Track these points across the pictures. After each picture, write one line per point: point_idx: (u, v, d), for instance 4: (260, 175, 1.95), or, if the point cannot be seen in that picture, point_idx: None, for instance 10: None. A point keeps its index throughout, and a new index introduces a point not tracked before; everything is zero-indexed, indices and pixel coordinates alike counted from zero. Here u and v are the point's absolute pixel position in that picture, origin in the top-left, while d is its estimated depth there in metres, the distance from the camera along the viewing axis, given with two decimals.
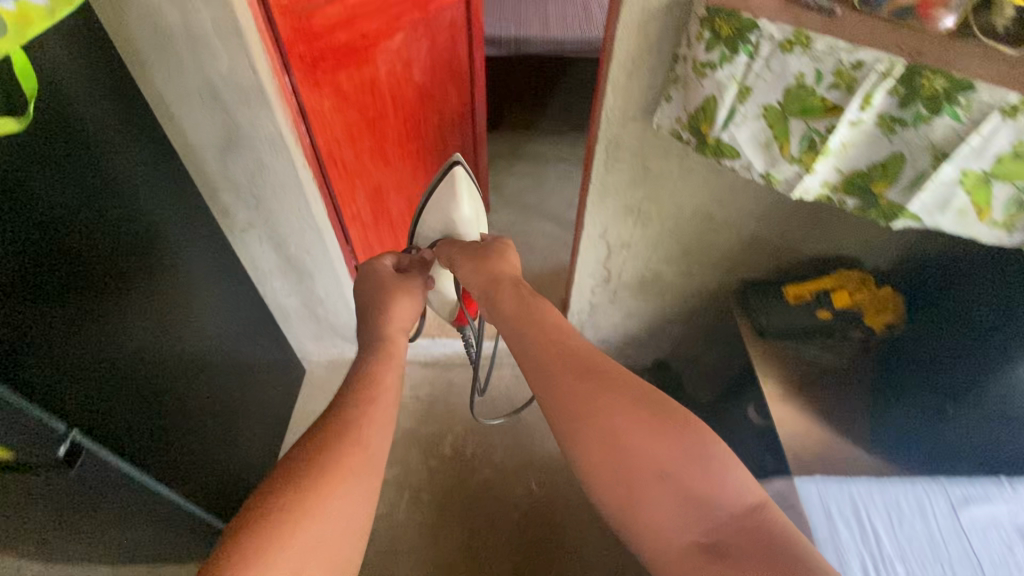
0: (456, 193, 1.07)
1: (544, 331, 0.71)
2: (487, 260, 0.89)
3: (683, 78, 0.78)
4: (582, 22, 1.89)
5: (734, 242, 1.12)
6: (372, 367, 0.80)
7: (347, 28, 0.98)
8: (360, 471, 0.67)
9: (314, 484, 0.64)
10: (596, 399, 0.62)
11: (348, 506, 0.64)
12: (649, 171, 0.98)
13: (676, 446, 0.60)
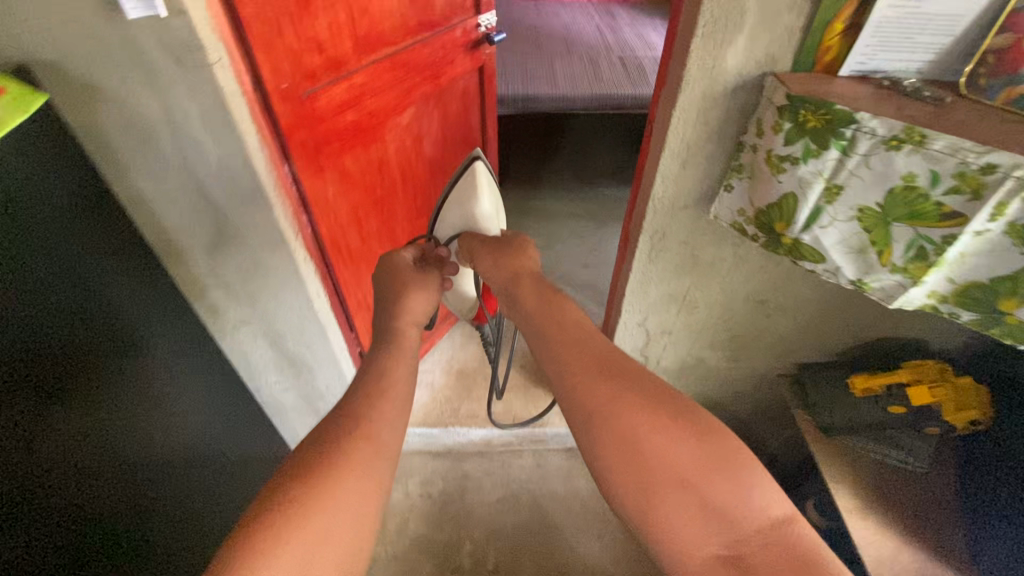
0: (479, 185, 0.96)
1: (571, 335, 0.65)
2: (509, 254, 0.83)
3: (750, 171, 0.68)
4: (589, 78, 1.82)
5: (787, 326, 1.00)
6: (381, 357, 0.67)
7: (353, 108, 0.87)
8: (375, 462, 0.54)
9: (317, 476, 0.50)
10: (617, 403, 0.57)
11: (357, 497, 0.51)
12: (698, 260, 0.86)
13: (706, 455, 0.53)
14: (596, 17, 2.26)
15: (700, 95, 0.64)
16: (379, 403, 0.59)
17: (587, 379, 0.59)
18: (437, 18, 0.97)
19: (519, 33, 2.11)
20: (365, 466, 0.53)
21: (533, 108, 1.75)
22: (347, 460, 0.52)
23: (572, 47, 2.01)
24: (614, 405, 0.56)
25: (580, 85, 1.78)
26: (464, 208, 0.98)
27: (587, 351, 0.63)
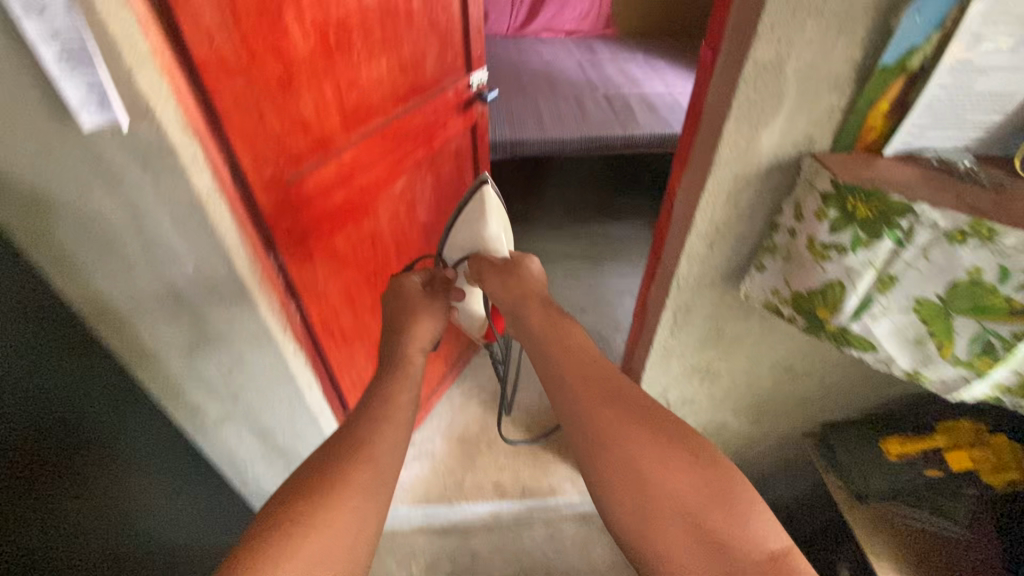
0: (488, 208, 0.92)
1: (576, 357, 0.66)
2: (517, 276, 0.82)
3: (786, 252, 0.62)
4: (576, 119, 1.79)
5: (814, 389, 0.95)
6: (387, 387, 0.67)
7: (343, 185, 0.80)
8: (376, 487, 0.56)
9: (319, 502, 0.53)
10: (620, 428, 0.58)
11: (359, 519, 0.53)
12: (724, 333, 0.81)
13: (702, 481, 0.54)
14: (578, 54, 2.25)
15: (730, 177, 0.59)
16: (381, 429, 0.61)
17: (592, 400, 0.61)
18: (427, 82, 0.91)
19: (502, 74, 2.08)
20: (365, 491, 0.55)
21: (522, 152, 1.70)
22: (349, 484, 0.55)
23: (556, 87, 1.98)
24: (619, 431, 0.58)
25: (568, 126, 1.74)
26: (471, 231, 0.95)
27: (594, 374, 0.64)
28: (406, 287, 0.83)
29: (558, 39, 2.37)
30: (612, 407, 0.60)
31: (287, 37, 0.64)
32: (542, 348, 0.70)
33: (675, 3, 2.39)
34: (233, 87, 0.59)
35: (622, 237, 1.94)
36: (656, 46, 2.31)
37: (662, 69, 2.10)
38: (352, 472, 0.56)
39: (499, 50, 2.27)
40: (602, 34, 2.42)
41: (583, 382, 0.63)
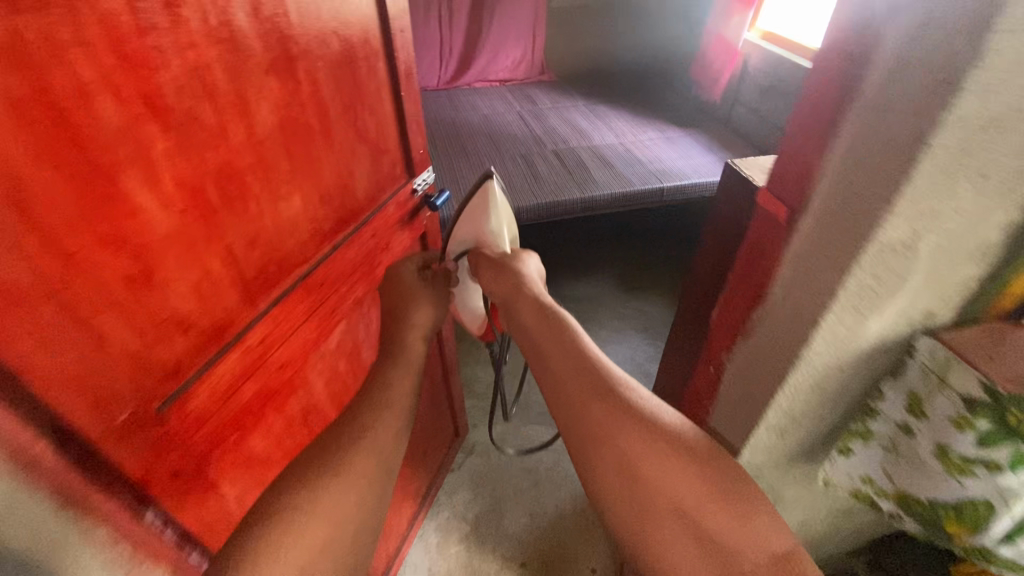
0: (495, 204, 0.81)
1: (569, 345, 0.59)
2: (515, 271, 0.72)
3: (889, 442, 0.47)
4: (529, 180, 1.63)
5: (869, 519, 0.79)
6: (385, 369, 0.57)
7: (254, 374, 0.57)
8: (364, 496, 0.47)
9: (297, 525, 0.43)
10: (615, 426, 0.52)
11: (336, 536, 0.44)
12: (781, 499, 0.63)
13: (700, 481, 0.48)
14: (517, 104, 2.11)
15: (828, 335, 0.44)
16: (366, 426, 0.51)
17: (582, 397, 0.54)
18: (360, 204, 0.70)
19: (439, 136, 1.90)
20: (352, 506, 0.46)
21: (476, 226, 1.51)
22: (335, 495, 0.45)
23: (501, 146, 1.82)
24: (610, 428, 0.52)
25: (523, 191, 1.57)
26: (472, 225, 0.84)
27: (584, 361, 0.57)
28: (401, 275, 0.71)
29: (494, 89, 2.22)
30: (603, 399, 0.53)
31: (139, 213, 0.41)
32: (538, 341, 0.62)
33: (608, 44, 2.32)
34: (40, 317, 0.36)
35: (591, 299, 1.78)
36: (596, 89, 2.22)
37: (608, 116, 2.00)
38: (339, 486, 0.46)
39: (432, 107, 2.09)
40: (538, 80, 2.31)
41: (576, 370, 0.57)
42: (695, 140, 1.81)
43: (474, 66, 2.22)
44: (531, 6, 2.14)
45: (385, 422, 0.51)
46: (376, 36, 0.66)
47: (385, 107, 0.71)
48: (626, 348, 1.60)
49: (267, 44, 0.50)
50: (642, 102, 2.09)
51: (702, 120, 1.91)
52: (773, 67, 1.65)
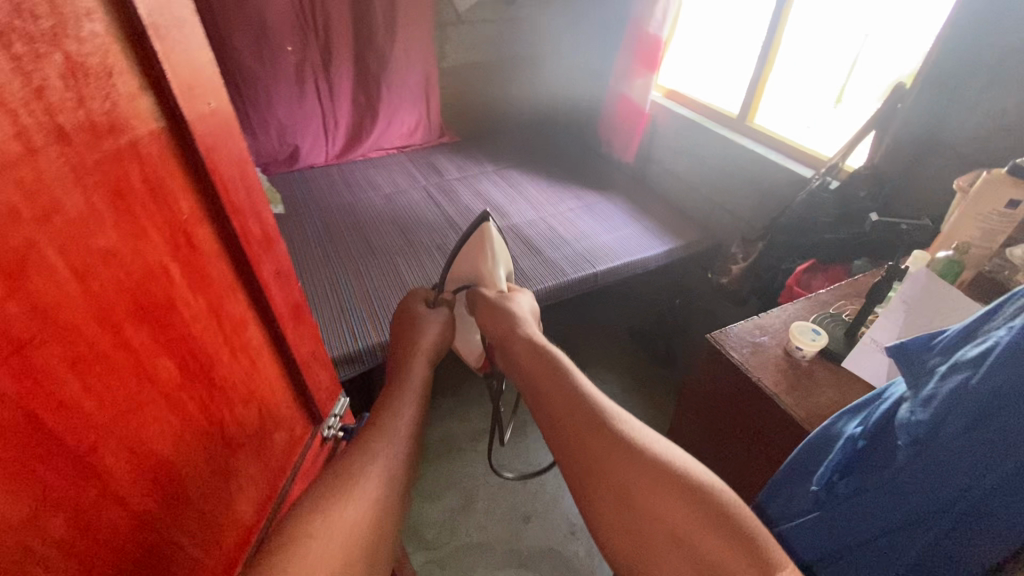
0: (490, 245, 0.94)
1: (555, 367, 0.68)
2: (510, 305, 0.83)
3: None
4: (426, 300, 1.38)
5: None
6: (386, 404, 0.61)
7: None
8: (394, 488, 0.54)
9: (341, 507, 0.49)
10: (608, 457, 0.54)
11: (367, 530, 0.49)
12: None
13: (700, 510, 0.48)
14: (422, 179, 1.92)
15: None
16: (394, 432, 0.58)
17: (579, 420, 0.59)
18: (248, 527, 0.48)
19: (339, 228, 1.64)
20: (380, 500, 0.52)
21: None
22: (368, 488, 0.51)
23: (412, 237, 1.61)
24: (609, 457, 0.54)
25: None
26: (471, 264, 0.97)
27: (572, 384, 0.64)
28: (410, 302, 0.83)
29: (393, 162, 2.01)
30: (595, 432, 0.56)
31: None
32: (528, 369, 0.71)
33: (506, 102, 2.21)
34: None
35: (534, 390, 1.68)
36: (502, 152, 2.09)
37: (522, 185, 1.88)
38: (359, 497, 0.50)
39: (325, 191, 1.83)
40: (440, 146, 2.13)
41: (564, 380, 0.65)
42: (615, 206, 1.73)
43: (367, 138, 2.00)
44: (422, 70, 1.96)
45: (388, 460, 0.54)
46: (243, 299, 0.44)
47: (268, 379, 0.50)
48: None
49: (21, 493, 0.27)
50: (553, 164, 1.99)
51: (617, 180, 1.84)
52: (684, 129, 1.61)
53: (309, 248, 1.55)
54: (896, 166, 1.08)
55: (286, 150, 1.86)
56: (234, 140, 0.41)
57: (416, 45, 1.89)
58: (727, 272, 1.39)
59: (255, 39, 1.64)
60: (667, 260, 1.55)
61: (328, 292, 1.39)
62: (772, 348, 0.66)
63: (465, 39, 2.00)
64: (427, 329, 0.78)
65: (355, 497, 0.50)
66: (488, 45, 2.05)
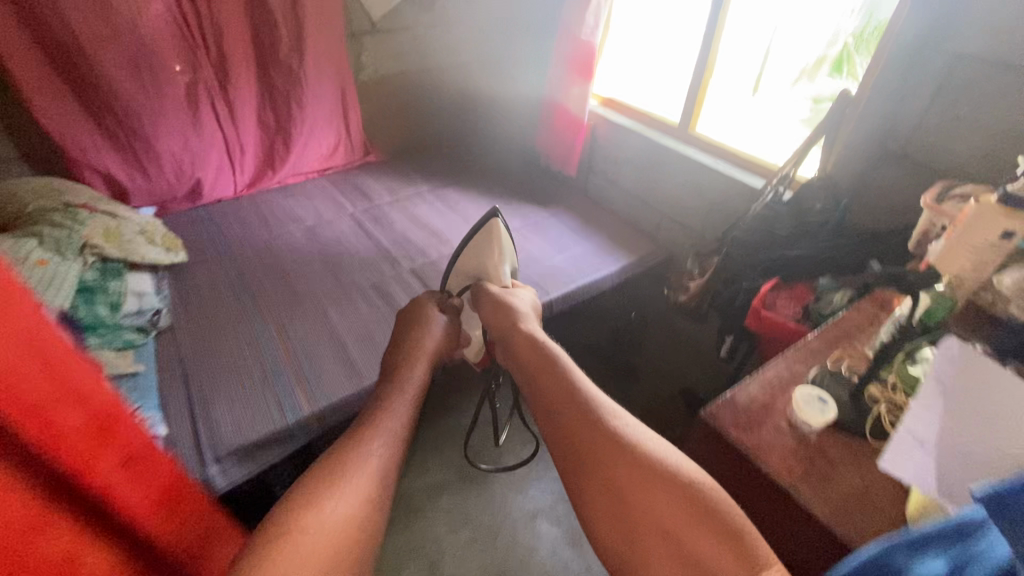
0: (496, 243, 1.18)
1: (556, 366, 0.75)
2: (511, 304, 0.90)
3: None
4: (345, 371, 1.17)
5: None
6: (393, 394, 0.66)
7: None
8: (387, 476, 0.55)
9: (332, 498, 0.49)
10: (607, 456, 0.60)
11: (358, 525, 0.50)
12: None
13: (687, 505, 0.53)
14: (349, 206, 1.73)
15: None
16: (393, 424, 0.60)
17: (573, 407, 0.67)
18: None
19: (256, 275, 1.43)
20: (373, 493, 0.52)
21: (338, 420, 1.12)
22: (364, 480, 0.52)
23: (344, 277, 1.43)
24: (603, 448, 0.60)
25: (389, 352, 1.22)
26: (479, 259, 1.18)
27: (573, 384, 0.70)
28: (419, 299, 0.90)
29: (315, 189, 1.81)
30: (594, 426, 0.63)
31: None
32: (533, 369, 0.77)
33: (433, 114, 2.05)
34: None
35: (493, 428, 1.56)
36: (434, 169, 1.94)
37: (460, 206, 1.74)
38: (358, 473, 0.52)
39: (236, 229, 1.60)
40: (365, 166, 1.95)
41: (563, 374, 0.73)
42: (560, 222, 1.63)
43: (281, 165, 1.78)
44: (337, 85, 1.77)
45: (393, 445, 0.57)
46: (66, 523, 0.29)
47: None
48: (548, 484, 1.43)
49: None
50: (489, 181, 1.87)
51: (559, 195, 1.74)
52: (623, 138, 1.55)
53: (220, 304, 1.33)
54: (848, 177, 1.05)
55: (186, 186, 1.62)
56: (17, 309, 0.23)
57: (328, 58, 1.70)
58: (684, 290, 1.32)
59: (131, 60, 1.39)
60: (621, 279, 1.48)
61: (249, 357, 1.19)
62: (775, 419, 0.57)
63: (383, 49, 1.83)
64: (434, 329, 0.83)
65: (347, 491, 0.50)
66: (408, 56, 1.89)
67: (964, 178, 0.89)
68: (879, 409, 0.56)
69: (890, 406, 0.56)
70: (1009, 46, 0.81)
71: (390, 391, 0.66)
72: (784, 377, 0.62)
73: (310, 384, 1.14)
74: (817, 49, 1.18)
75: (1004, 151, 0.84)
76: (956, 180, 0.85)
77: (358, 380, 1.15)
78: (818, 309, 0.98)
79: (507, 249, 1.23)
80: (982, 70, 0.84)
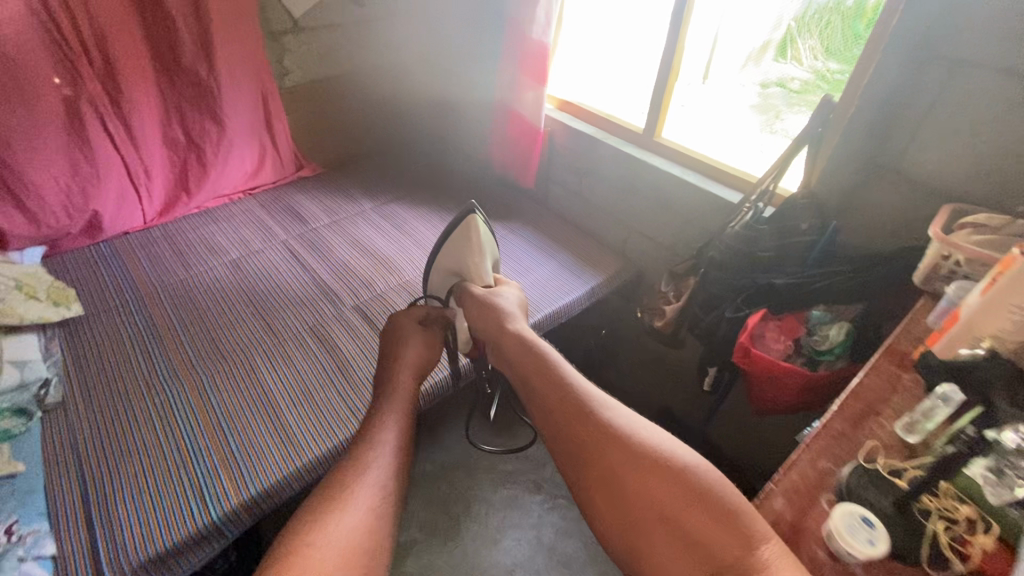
0: (475, 241, 1.16)
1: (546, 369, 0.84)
2: (496, 305, 1.01)
3: None
4: (298, 423, 1.04)
5: None
6: (381, 412, 0.88)
7: None
8: (384, 488, 0.77)
9: (343, 509, 0.72)
10: None
11: (360, 530, 0.71)
12: None
13: None
14: (281, 232, 1.52)
15: None
16: (381, 450, 0.81)
17: None
18: None
19: (170, 325, 1.22)
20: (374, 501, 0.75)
21: (290, 492, 0.97)
22: (361, 497, 0.74)
23: (276, 322, 1.24)
24: None
25: (341, 403, 1.08)
26: (457, 256, 1.18)
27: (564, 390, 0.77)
28: (403, 317, 1.08)
29: (240, 213, 1.59)
30: None
31: None
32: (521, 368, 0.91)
33: (373, 120, 1.86)
34: None
35: (461, 471, 1.43)
36: (378, 183, 1.75)
37: (409, 224, 1.57)
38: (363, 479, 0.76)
39: (146, 268, 1.37)
40: (299, 183, 1.74)
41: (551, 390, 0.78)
42: (520, 239, 1.49)
43: (197, 187, 1.55)
44: (258, 94, 1.56)
45: (382, 461, 0.80)
46: None
47: None
48: (525, 532, 1.31)
49: None
50: (439, 193, 1.71)
51: (517, 208, 1.60)
52: (584, 146, 1.41)
53: (123, 370, 1.11)
54: (835, 194, 0.95)
55: (81, 221, 1.38)
56: None
57: (245, 63, 1.48)
58: (660, 314, 1.22)
59: None
60: (590, 302, 1.36)
61: (162, 438, 0.99)
62: (809, 548, 0.46)
63: (310, 50, 1.62)
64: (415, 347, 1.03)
65: (349, 504, 0.73)
66: (338, 56, 1.68)
67: (966, 199, 0.81)
68: (934, 527, 0.45)
69: (943, 521, 0.46)
70: (1017, 54, 0.72)
71: (380, 415, 0.89)
72: (812, 480, 0.51)
73: (262, 437, 1.01)
74: (761, 33, 1.07)
75: (1011, 171, 0.76)
76: (963, 207, 0.77)
77: (317, 433, 1.02)
78: (815, 344, 0.89)
79: (486, 242, 1.21)
80: (986, 80, 0.76)
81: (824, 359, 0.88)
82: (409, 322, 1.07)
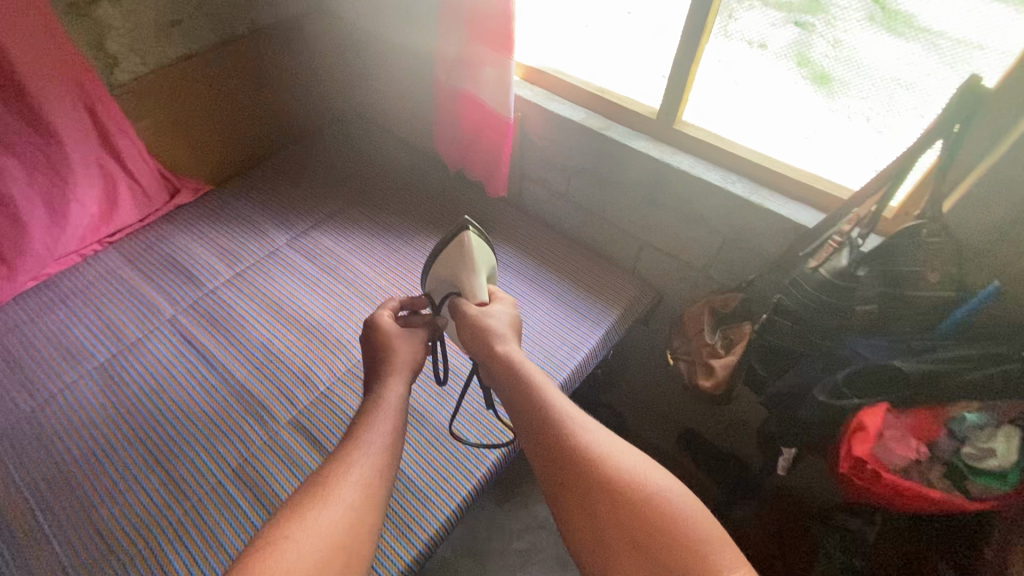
0: (470, 254, 0.95)
1: (538, 396, 0.74)
2: (486, 324, 0.86)
3: None
4: None
5: None
6: (370, 406, 0.76)
7: None
8: (373, 488, 0.65)
9: (324, 508, 0.60)
10: (587, 471, 0.65)
11: (341, 535, 0.59)
12: None
13: (649, 510, 0.60)
14: (164, 305, 1.08)
15: None
16: (368, 442, 0.69)
17: (548, 437, 0.69)
18: None
19: (17, 502, 0.83)
20: (362, 504, 0.63)
21: None
22: (346, 491, 0.63)
23: (182, 471, 0.87)
24: (586, 460, 0.66)
25: None
26: (453, 269, 0.96)
27: (553, 411, 0.72)
28: (382, 318, 0.89)
29: (96, 280, 1.12)
30: (569, 451, 0.67)
31: None
32: (511, 386, 0.78)
33: (271, 108, 1.35)
34: None
35: (470, 559, 1.18)
36: (289, 197, 1.29)
37: (341, 261, 1.17)
38: (352, 473, 0.65)
39: None
40: (178, 216, 1.25)
41: (537, 415, 0.72)
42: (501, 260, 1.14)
43: (19, 255, 1.04)
44: (77, 104, 1.02)
45: (369, 452, 0.68)
46: None
47: None
48: None
49: None
50: (378, 202, 1.29)
51: (486, 218, 1.22)
52: (572, 138, 1.04)
53: None
54: (980, 229, 0.69)
55: None
56: None
57: (38, 57, 0.94)
58: (705, 372, 0.93)
59: None
60: (605, 350, 1.05)
61: None
62: None
63: (145, 23, 1.08)
64: (402, 354, 0.85)
65: (333, 501, 0.61)
66: (194, 24, 1.15)
67: None
68: None
69: None
70: None
71: (372, 402, 0.77)
72: None
73: None
74: None
75: None
76: None
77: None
78: (963, 459, 0.64)
79: (485, 257, 1.00)
80: None
81: (982, 483, 0.63)
82: (387, 320, 0.88)
